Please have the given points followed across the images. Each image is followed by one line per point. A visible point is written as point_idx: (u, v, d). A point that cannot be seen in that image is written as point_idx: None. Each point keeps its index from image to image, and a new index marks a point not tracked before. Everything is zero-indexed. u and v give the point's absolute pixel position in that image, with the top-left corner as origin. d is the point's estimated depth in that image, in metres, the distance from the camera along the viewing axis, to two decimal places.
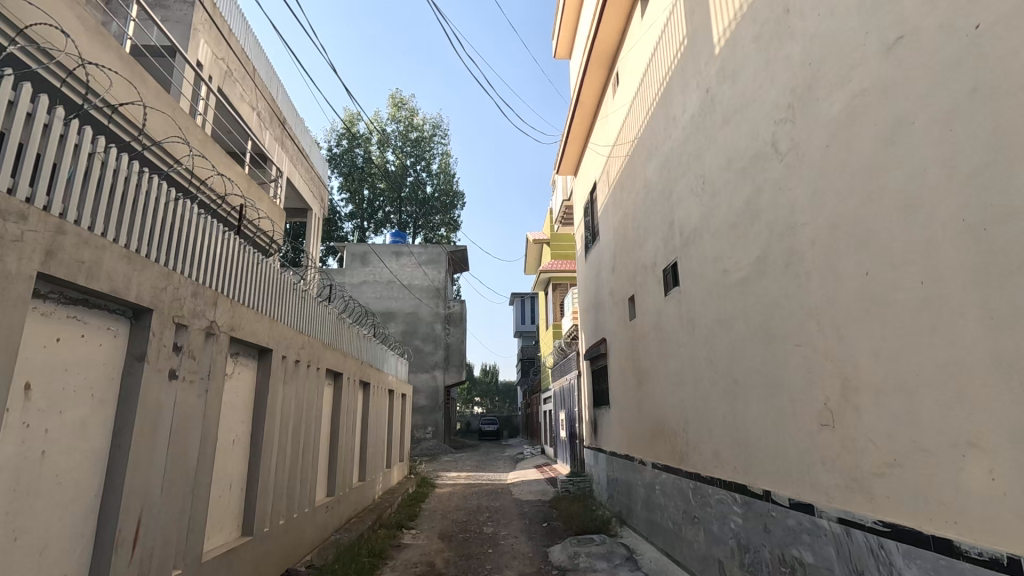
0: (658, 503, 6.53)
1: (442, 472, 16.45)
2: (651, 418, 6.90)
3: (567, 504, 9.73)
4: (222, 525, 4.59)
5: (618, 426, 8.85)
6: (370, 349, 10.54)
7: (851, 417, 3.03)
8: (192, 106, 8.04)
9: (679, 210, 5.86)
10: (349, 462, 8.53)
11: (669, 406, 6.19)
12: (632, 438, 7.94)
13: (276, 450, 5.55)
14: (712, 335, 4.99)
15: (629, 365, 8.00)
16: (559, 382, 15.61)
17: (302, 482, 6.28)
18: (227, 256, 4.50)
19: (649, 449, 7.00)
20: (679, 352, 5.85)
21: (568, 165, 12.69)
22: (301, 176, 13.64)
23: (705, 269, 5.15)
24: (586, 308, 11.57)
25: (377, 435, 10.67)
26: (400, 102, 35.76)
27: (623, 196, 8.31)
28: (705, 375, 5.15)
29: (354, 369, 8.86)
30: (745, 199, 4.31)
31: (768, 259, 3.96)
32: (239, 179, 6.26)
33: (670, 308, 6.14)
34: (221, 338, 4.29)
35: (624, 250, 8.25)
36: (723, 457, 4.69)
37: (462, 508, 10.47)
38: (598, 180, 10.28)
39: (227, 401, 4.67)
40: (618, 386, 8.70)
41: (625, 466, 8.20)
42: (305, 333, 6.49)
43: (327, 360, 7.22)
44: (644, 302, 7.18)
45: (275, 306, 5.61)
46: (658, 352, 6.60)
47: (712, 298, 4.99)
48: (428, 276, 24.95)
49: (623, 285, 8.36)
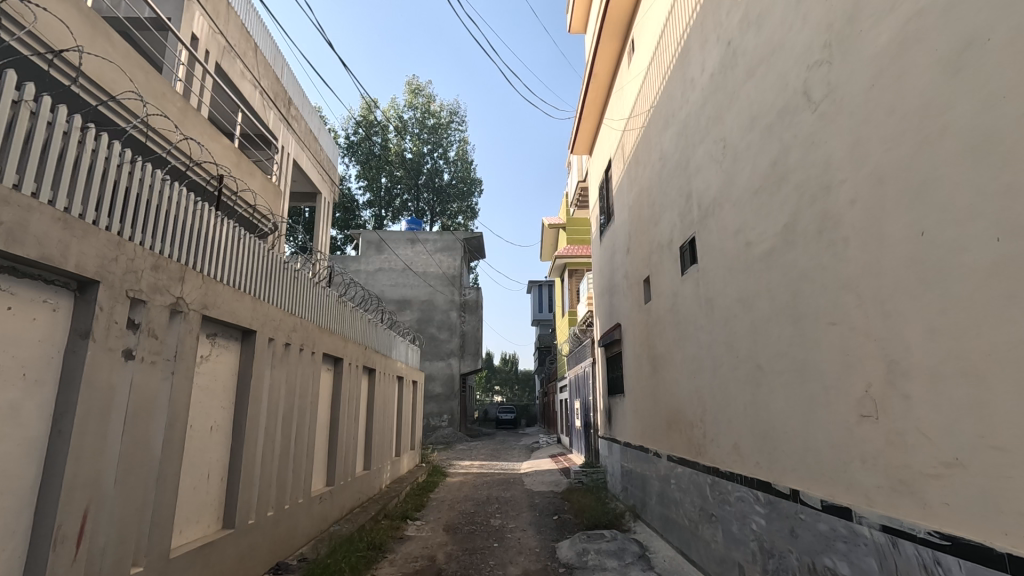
0: (673, 499, 6.08)
1: (456, 461, 16.21)
2: (666, 407, 6.43)
3: (579, 496, 9.32)
4: (200, 518, 4.29)
5: (632, 415, 8.39)
6: (377, 335, 10.22)
7: (899, 407, 2.55)
8: (185, 84, 7.72)
9: (698, 180, 5.34)
10: (352, 451, 8.23)
11: (685, 395, 5.72)
12: (646, 429, 7.48)
13: (264, 438, 5.23)
14: (733, 315, 4.50)
15: (643, 352, 7.52)
16: (574, 370, 15.18)
17: (296, 471, 5.99)
18: (199, 227, 4.15)
19: (663, 441, 6.54)
20: (697, 336, 5.36)
21: (582, 143, 12.14)
22: (309, 159, 13.32)
23: (725, 243, 4.65)
24: (600, 293, 11.07)
25: (384, 422, 10.37)
26: (417, 88, 35.33)
27: (639, 172, 7.77)
28: (724, 361, 4.67)
29: (358, 355, 8.55)
30: (771, 160, 3.80)
31: (797, 226, 3.45)
32: (219, 150, 5.90)
33: (687, 288, 5.64)
34: (190, 316, 3.94)
35: (639, 230, 7.74)
36: (744, 451, 4.23)
37: (471, 499, 10.15)
38: (613, 158, 9.76)
39: (201, 385, 4.34)
40: (633, 373, 8.20)
41: (639, 458, 7.76)
42: (297, 315, 6.13)
43: (324, 345, 6.89)
44: (660, 283, 6.67)
45: (262, 286, 5.27)
46: (674, 336, 6.11)
47: (732, 277, 4.50)
48: (443, 264, 24.62)
49: (638, 266, 7.84)
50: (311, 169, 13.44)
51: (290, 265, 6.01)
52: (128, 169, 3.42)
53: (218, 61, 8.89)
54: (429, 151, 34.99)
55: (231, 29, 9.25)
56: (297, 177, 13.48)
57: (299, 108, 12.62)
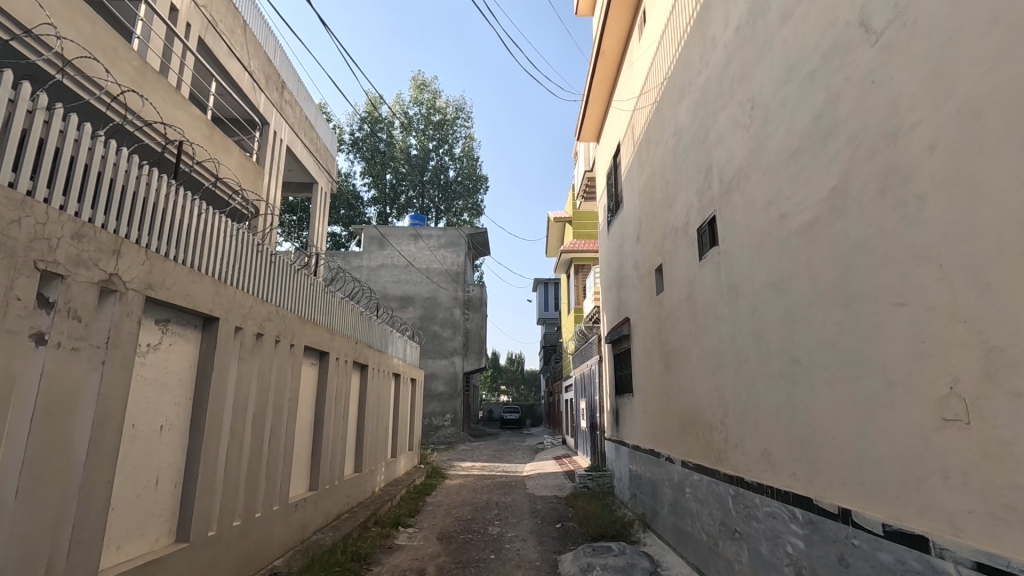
0: (688, 509, 5.46)
1: (456, 462, 15.63)
2: (680, 408, 5.82)
3: (584, 502, 8.71)
4: (146, 531, 3.73)
5: (641, 416, 7.76)
6: (370, 329, 9.65)
7: (1002, 408, 1.95)
8: (161, 60, 7.19)
9: (718, 151, 4.73)
10: (340, 452, 7.66)
11: (703, 395, 5.10)
12: (658, 431, 6.85)
13: (231, 440, 4.67)
14: (762, 300, 3.88)
15: (655, 347, 6.90)
16: (580, 369, 14.54)
17: (270, 475, 5.43)
18: (141, 195, 3.57)
19: (677, 445, 5.92)
20: (717, 328, 4.75)
21: (589, 130, 11.56)
22: (305, 148, 12.79)
23: (752, 218, 4.04)
24: (608, 286, 10.45)
25: (378, 422, 9.79)
26: (422, 84, 34.79)
27: (651, 152, 7.14)
28: (750, 354, 4.06)
29: (347, 350, 7.97)
30: (813, 114, 3.19)
31: (849, 187, 2.84)
32: (185, 118, 5.32)
33: (706, 274, 5.02)
34: (129, 296, 3.37)
35: (651, 214, 7.10)
36: (777, 460, 3.61)
37: (469, 503, 9.56)
38: (622, 141, 9.14)
39: (148, 378, 3.78)
40: (643, 371, 7.58)
41: (650, 462, 7.13)
42: (273, 303, 5.55)
43: (306, 338, 6.32)
44: (674, 270, 6.05)
45: (229, 268, 4.68)
46: (690, 328, 5.51)
47: (762, 258, 3.88)
48: (446, 260, 24.06)
49: (650, 254, 7.22)
50: (307, 157, 12.92)
51: (265, 247, 5.42)
52: (43, 117, 2.86)
53: (201, 38, 8.36)
54: (434, 147, 34.43)
55: (216, 4, 8.70)
56: (292, 166, 12.94)
57: (294, 94, 12.08)
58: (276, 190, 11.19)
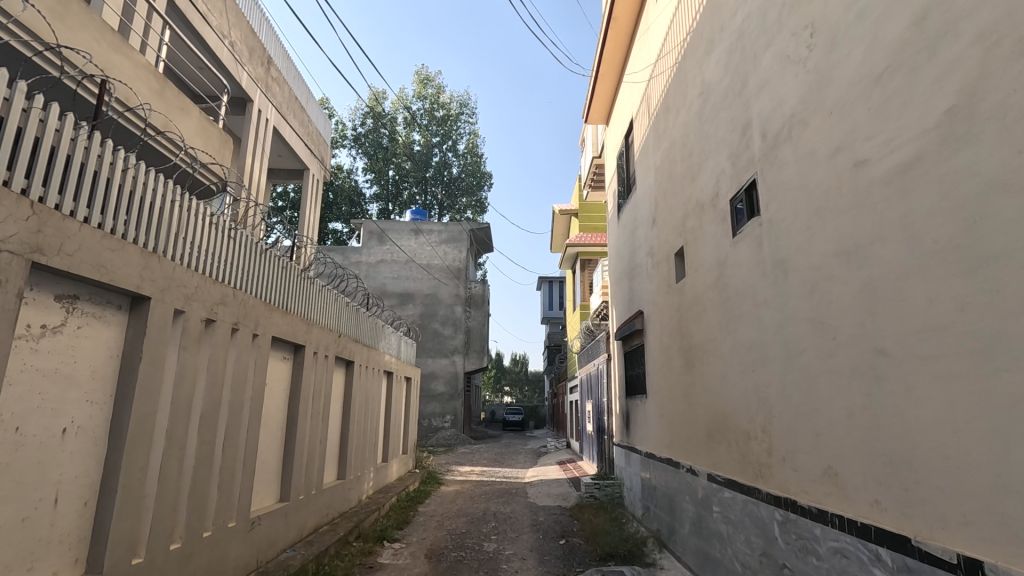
0: (716, 532, 4.64)
1: (455, 466, 14.79)
2: (706, 411, 4.99)
3: (591, 516, 7.86)
4: (40, 562, 2.95)
5: (656, 420, 6.92)
6: (359, 322, 8.85)
7: None
8: (120, 16, 6.40)
9: (760, 101, 3.92)
10: (318, 458, 6.85)
11: (736, 397, 4.27)
12: (675, 438, 6.02)
13: (170, 445, 3.87)
14: (825, 275, 3.06)
15: (674, 341, 6.05)
16: (587, 369, 13.67)
17: (225, 487, 4.63)
18: (28, 133, 2.77)
19: (702, 455, 5.07)
20: (758, 314, 3.92)
21: (598, 110, 10.74)
22: (295, 131, 12.03)
23: (810, 172, 3.21)
24: (618, 279, 9.61)
25: (365, 424, 8.97)
26: (427, 79, 34.07)
27: (670, 121, 6.30)
28: (807, 345, 3.23)
29: (328, 343, 7.15)
30: (913, 18, 2.38)
31: (981, 103, 2.03)
32: (126, 68, 4.52)
33: (743, 252, 4.20)
34: (3, 260, 2.58)
35: (670, 191, 6.26)
36: (852, 480, 2.78)
37: (465, 514, 8.72)
38: (635, 117, 8.32)
39: (47, 368, 3.01)
40: (659, 370, 6.74)
41: (666, 473, 6.29)
42: (232, 286, 4.75)
43: (273, 327, 5.51)
44: (699, 251, 5.21)
45: (168, 239, 3.88)
46: (719, 317, 4.68)
47: (825, 222, 3.06)
48: (448, 256, 23.25)
49: (668, 237, 6.37)
50: (297, 141, 12.17)
51: (219, 219, 4.59)
52: None
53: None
54: (438, 143, 33.66)
55: None
56: (281, 150, 12.17)
57: (282, 72, 11.31)
58: (261, 174, 10.45)
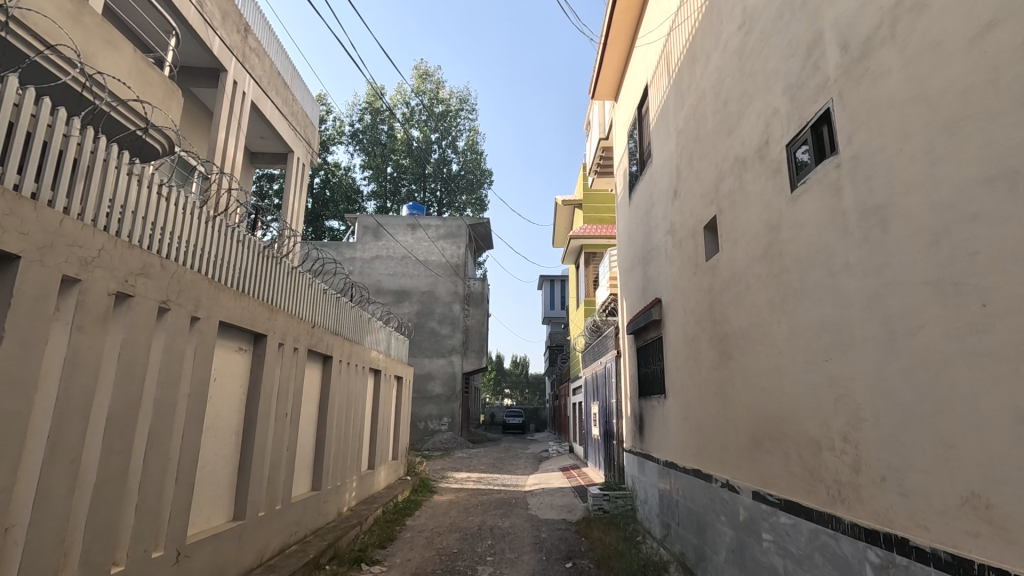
0: (767, 567, 3.68)
1: (450, 472, 13.78)
2: (750, 414, 4.03)
3: (602, 535, 6.87)
4: None
5: (678, 423, 5.95)
6: (340, 313, 7.90)
7: None
8: None
9: (834, 6, 3.00)
10: (285, 467, 5.88)
11: (799, 394, 3.32)
12: (704, 445, 5.06)
13: (58, 455, 2.94)
14: (963, 213, 2.12)
15: (704, 330, 5.07)
16: (593, 368, 12.67)
17: (150, 507, 3.68)
18: None
19: (745, 469, 4.09)
20: (834, 283, 2.97)
21: (606, 83, 9.82)
22: (276, 108, 11.09)
23: (930, 74, 2.30)
24: (630, 267, 8.65)
25: (347, 427, 8.00)
26: (426, 74, 33.17)
27: (697, 73, 5.36)
28: (930, 318, 2.29)
29: (298, 334, 6.16)
30: None
31: None
32: None
33: (809, 206, 3.26)
34: None
35: (698, 154, 5.31)
36: None
37: (458, 530, 7.73)
38: (650, 81, 7.39)
39: None
40: (682, 366, 5.78)
41: (693, 487, 5.31)
42: (161, 255, 3.80)
43: (221, 310, 4.53)
44: (740, 217, 4.27)
45: (56, 182, 2.94)
46: (771, 294, 3.73)
47: (960, 139, 2.15)
48: (446, 252, 22.28)
49: (695, 208, 5.40)
50: (280, 120, 11.25)
51: (135, 170, 3.61)
52: None
53: None
54: (438, 139, 32.67)
55: None
56: (262, 129, 11.26)
57: (262, 43, 10.40)
58: (236, 151, 9.52)
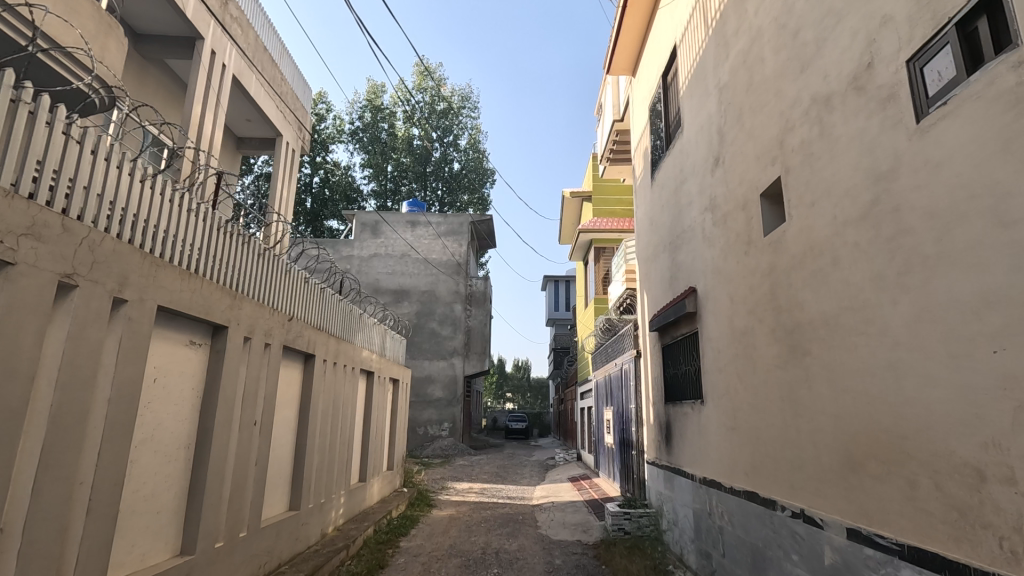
0: None
1: (450, 482, 12.80)
2: (843, 426, 3.09)
3: (627, 563, 5.90)
4: None
5: (721, 434, 5.00)
6: (326, 307, 6.94)
7: None
8: None
9: None
10: (254, 485, 4.95)
11: (940, 400, 2.38)
12: (762, 464, 4.11)
13: None
14: None
15: (765, 320, 4.12)
16: (606, 370, 11.70)
17: (50, 550, 2.76)
18: None
19: (834, 498, 3.15)
20: (1015, 239, 2.04)
21: (624, 54, 8.89)
22: (262, 85, 10.18)
23: None
24: (653, 256, 7.66)
25: (333, 435, 7.05)
26: (427, 71, 32.35)
27: (750, 11, 4.44)
28: None
29: (270, 328, 5.20)
30: None
31: None
32: None
33: (952, 134, 2.33)
34: None
35: (753, 106, 4.36)
36: None
37: (459, 554, 6.75)
38: (680, 41, 6.47)
39: None
40: (729, 365, 4.81)
41: (745, 514, 4.36)
42: (64, 212, 2.85)
43: (160, 292, 3.56)
44: (823, 171, 3.33)
45: None
46: (881, 266, 2.78)
47: None
48: (447, 250, 21.36)
49: (750, 173, 4.44)
50: (266, 99, 10.33)
51: (25, 95, 2.66)
52: None
53: None
54: (438, 137, 31.79)
55: None
56: (248, 109, 10.33)
57: (245, 13, 9.48)
58: (215, 129, 8.61)
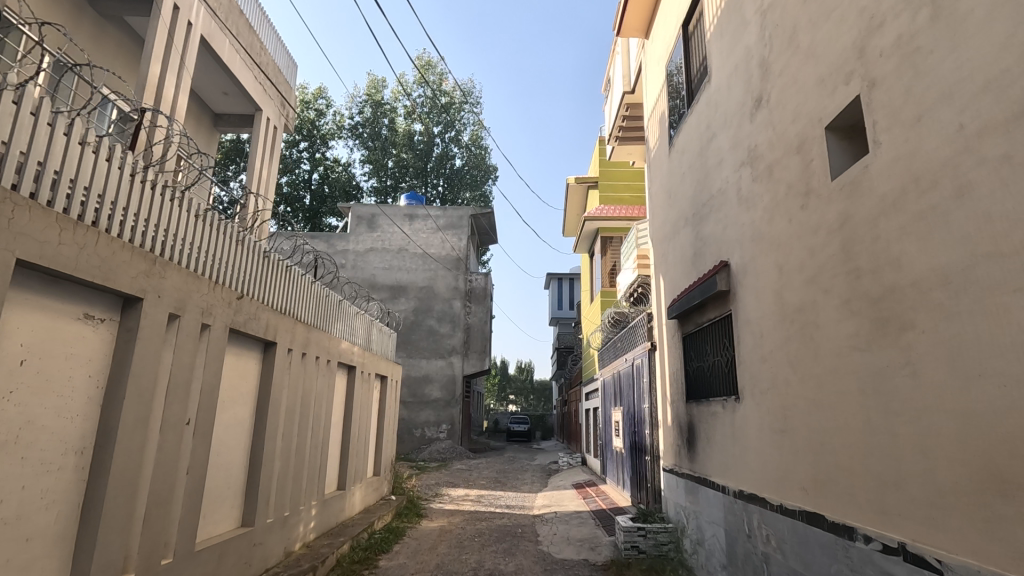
0: None
1: (445, 488, 11.81)
2: (980, 429, 2.11)
3: None
4: None
5: (764, 438, 4.03)
6: (296, 289, 5.97)
7: None
8: None
9: None
10: (187, 499, 4.00)
11: None
12: (828, 477, 3.14)
13: None
14: None
15: (834, 290, 3.14)
16: (614, 366, 10.70)
17: None
18: None
19: (963, 533, 2.17)
20: None
21: (638, 12, 7.93)
22: (238, 52, 9.26)
23: None
24: (672, 234, 6.68)
25: (301, 436, 6.10)
26: (428, 64, 31.49)
27: None
28: None
29: (209, 306, 4.24)
30: None
31: None
32: None
33: None
34: None
35: (815, 17, 3.39)
36: None
37: None
38: None
39: None
40: (777, 353, 3.83)
41: (803, 541, 3.39)
42: None
43: (23, 244, 2.63)
44: (936, 70, 2.37)
45: None
46: None
47: None
48: (447, 244, 20.41)
49: (809, 104, 3.46)
50: (243, 69, 9.42)
51: None
52: None
53: None
54: (439, 132, 30.90)
55: None
56: (223, 79, 9.43)
57: None
58: (178, 94, 7.67)
